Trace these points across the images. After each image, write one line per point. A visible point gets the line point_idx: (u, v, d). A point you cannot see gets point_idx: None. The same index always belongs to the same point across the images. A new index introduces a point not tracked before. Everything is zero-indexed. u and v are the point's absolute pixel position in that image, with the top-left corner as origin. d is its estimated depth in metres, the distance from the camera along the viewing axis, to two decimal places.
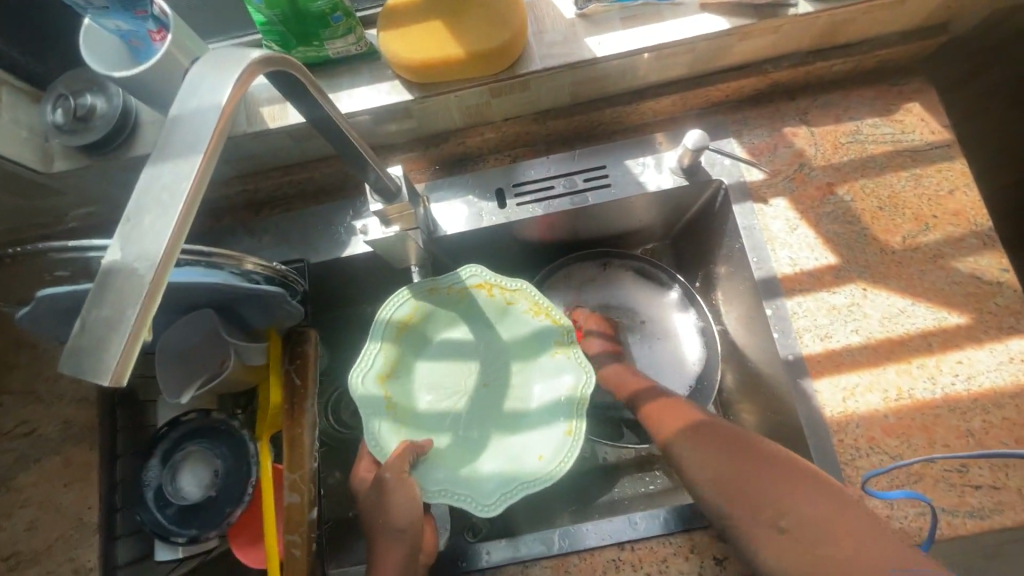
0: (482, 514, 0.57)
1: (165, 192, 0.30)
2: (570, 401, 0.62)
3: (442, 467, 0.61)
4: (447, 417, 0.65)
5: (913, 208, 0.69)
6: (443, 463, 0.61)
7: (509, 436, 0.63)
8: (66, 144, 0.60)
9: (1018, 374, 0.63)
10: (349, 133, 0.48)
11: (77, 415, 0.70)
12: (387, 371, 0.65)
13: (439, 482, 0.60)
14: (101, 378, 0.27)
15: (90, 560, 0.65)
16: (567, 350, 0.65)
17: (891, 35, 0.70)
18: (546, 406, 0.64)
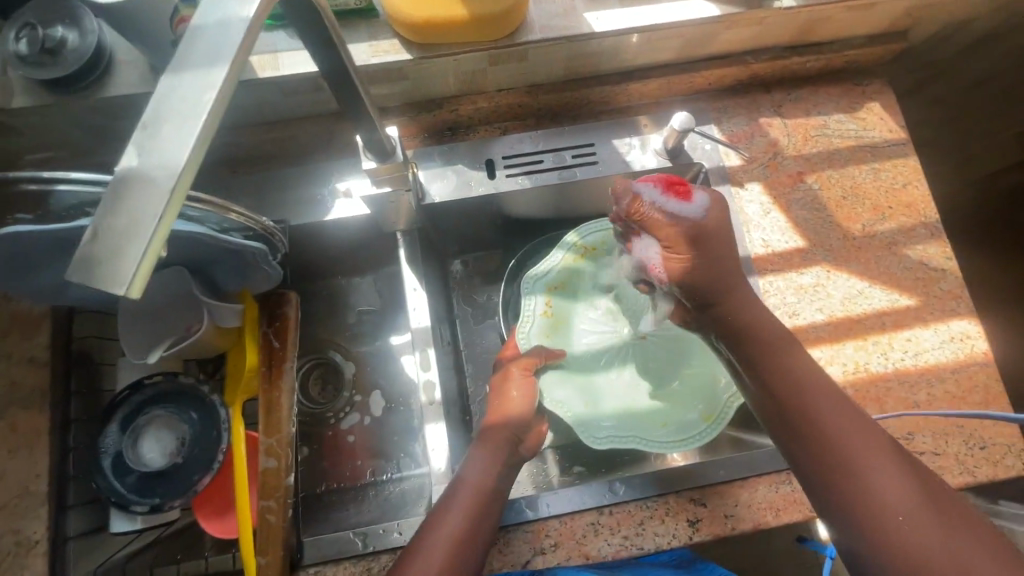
0: (592, 443, 0.64)
1: (187, 102, 0.29)
2: (724, 389, 0.66)
3: (573, 389, 0.69)
4: (600, 345, 0.74)
5: (872, 198, 0.75)
6: (578, 384, 0.70)
7: (647, 389, 0.70)
8: (31, 76, 0.55)
9: (958, 352, 0.69)
10: (357, 81, 0.47)
11: (27, 376, 0.63)
12: (564, 287, 0.75)
13: (563, 397, 0.68)
14: (117, 288, 0.26)
15: (36, 532, 0.60)
16: None
17: (859, 38, 0.75)
18: (691, 380, 0.69)
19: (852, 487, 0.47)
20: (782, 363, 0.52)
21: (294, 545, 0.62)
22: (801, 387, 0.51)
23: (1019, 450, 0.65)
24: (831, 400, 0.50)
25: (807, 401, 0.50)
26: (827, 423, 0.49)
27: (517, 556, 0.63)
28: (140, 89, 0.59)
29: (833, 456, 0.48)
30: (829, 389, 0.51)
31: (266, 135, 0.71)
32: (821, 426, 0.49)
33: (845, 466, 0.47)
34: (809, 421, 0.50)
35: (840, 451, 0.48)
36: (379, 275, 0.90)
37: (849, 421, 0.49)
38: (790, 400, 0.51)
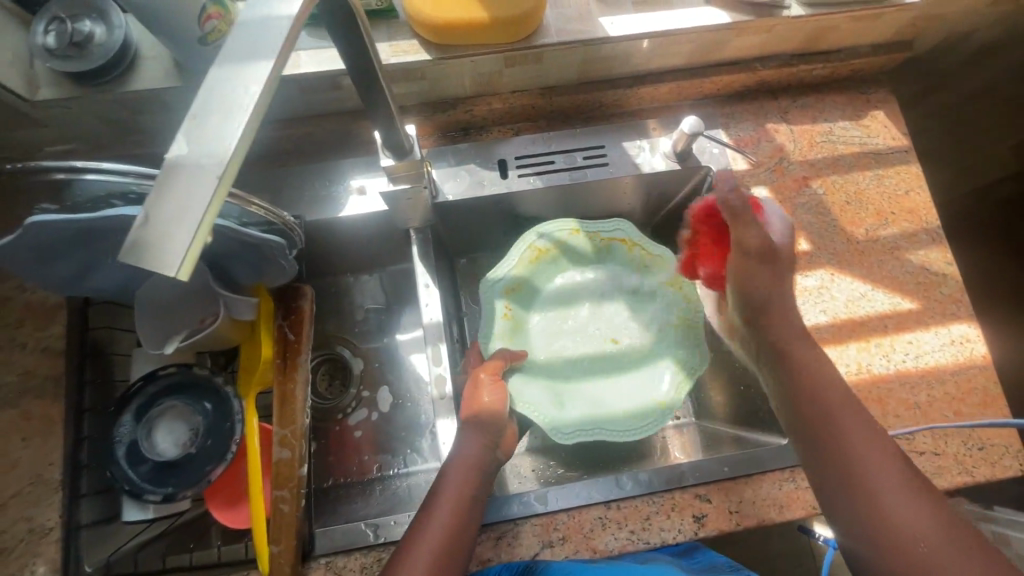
0: (559, 439, 0.65)
1: (235, 95, 0.30)
2: (674, 371, 0.71)
3: (535, 388, 0.69)
4: (554, 349, 0.75)
5: (875, 204, 0.76)
6: (541, 386, 0.70)
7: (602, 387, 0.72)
8: (58, 68, 0.56)
9: (958, 355, 0.70)
10: (382, 80, 0.48)
11: (38, 364, 0.65)
12: (521, 291, 0.76)
13: (529, 398, 0.68)
14: (168, 270, 0.27)
15: (49, 519, 0.60)
16: (686, 327, 0.74)
17: (863, 47, 0.77)
18: (645, 372, 0.72)
19: (873, 504, 0.46)
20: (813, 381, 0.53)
21: (306, 535, 0.63)
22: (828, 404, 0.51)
23: (1016, 450, 0.67)
24: (858, 417, 0.50)
25: (832, 417, 0.51)
26: (850, 440, 0.49)
27: (525, 549, 0.64)
28: (163, 83, 0.60)
29: (856, 473, 0.47)
30: (855, 406, 0.51)
31: (285, 131, 0.73)
32: (845, 443, 0.49)
33: (866, 483, 0.47)
34: (832, 437, 0.50)
35: (862, 470, 0.48)
36: (387, 273, 0.91)
37: (873, 440, 0.49)
38: (819, 416, 0.51)
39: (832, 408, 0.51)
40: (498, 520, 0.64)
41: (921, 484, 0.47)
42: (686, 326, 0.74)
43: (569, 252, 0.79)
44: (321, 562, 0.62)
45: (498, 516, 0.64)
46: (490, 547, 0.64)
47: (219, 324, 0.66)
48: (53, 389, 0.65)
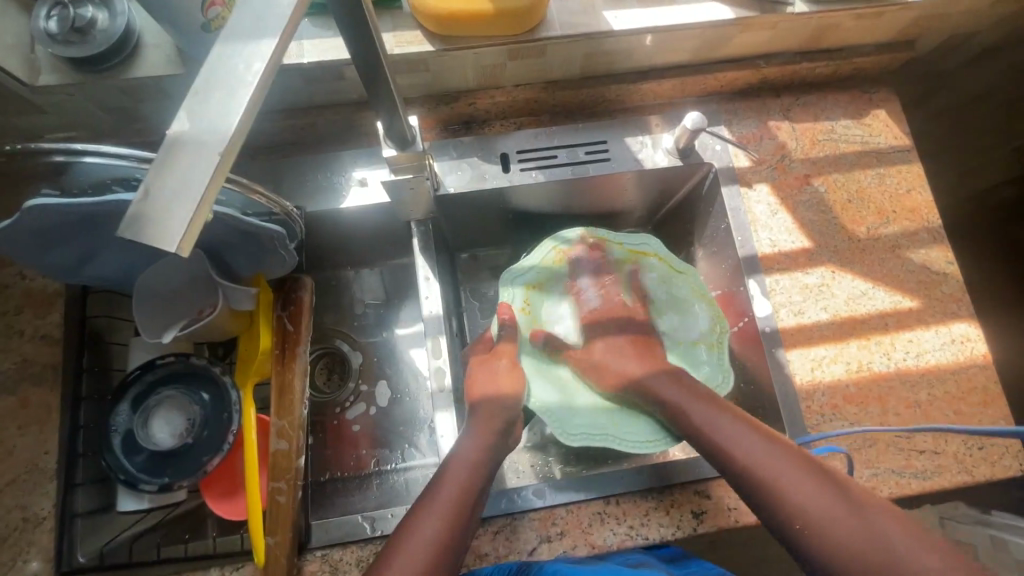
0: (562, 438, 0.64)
1: (238, 72, 0.30)
2: None
3: (547, 384, 0.69)
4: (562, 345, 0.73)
5: (876, 202, 0.76)
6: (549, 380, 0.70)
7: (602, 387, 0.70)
8: (60, 54, 0.57)
9: (958, 354, 0.70)
10: (386, 69, 0.48)
11: (37, 353, 0.66)
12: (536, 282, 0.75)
13: (539, 391, 0.68)
14: (167, 246, 0.27)
15: (43, 508, 0.61)
16: (713, 348, 0.71)
17: (866, 46, 0.78)
18: None
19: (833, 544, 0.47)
20: (739, 445, 0.54)
21: (302, 528, 0.62)
22: (755, 456, 0.53)
23: (1015, 451, 0.66)
24: (789, 459, 0.52)
25: (765, 469, 0.52)
26: (791, 485, 0.50)
27: (523, 543, 0.63)
28: (165, 70, 0.60)
29: (807, 523, 0.48)
30: (779, 448, 0.53)
31: (288, 121, 0.73)
32: (788, 493, 0.50)
33: (818, 526, 0.48)
34: (774, 487, 0.51)
35: (812, 517, 0.48)
36: (387, 267, 0.90)
37: (808, 476, 0.51)
38: (755, 479, 0.52)
39: (761, 462, 0.52)
40: (494, 514, 0.64)
41: (872, 506, 0.48)
42: (712, 346, 0.71)
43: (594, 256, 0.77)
44: (317, 554, 0.62)
45: (495, 510, 0.64)
46: (487, 541, 0.63)
47: (218, 314, 0.66)
48: (51, 377, 0.66)
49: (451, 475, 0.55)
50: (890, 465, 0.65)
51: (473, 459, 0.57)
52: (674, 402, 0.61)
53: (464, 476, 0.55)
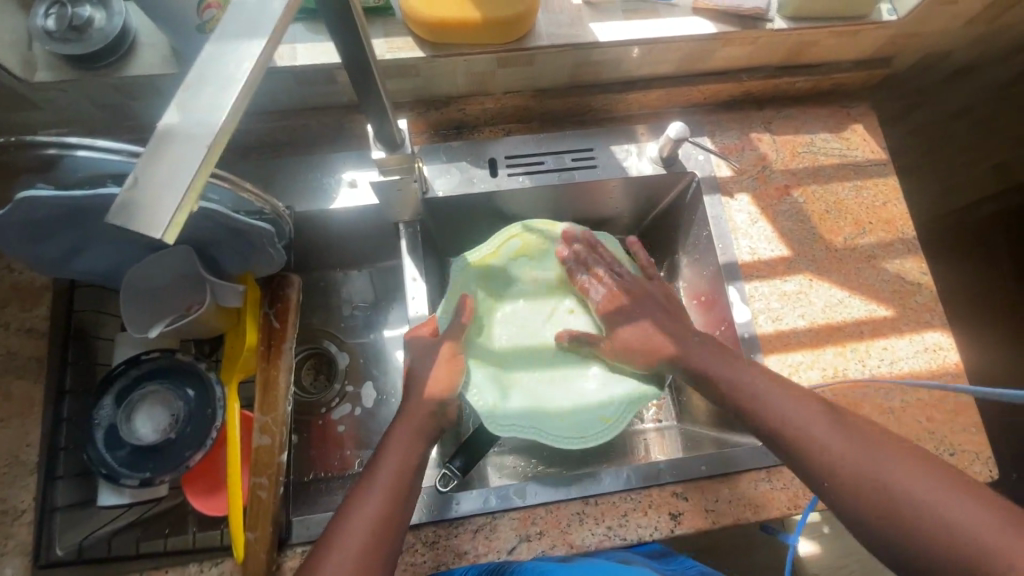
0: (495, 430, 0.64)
1: (227, 69, 0.31)
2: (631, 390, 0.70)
3: (486, 378, 0.69)
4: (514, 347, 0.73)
5: (853, 213, 0.78)
6: (488, 374, 0.69)
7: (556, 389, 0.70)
8: (57, 50, 0.58)
9: (931, 362, 0.72)
10: (377, 74, 0.49)
11: (22, 345, 0.66)
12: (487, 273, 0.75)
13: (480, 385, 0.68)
14: (153, 231, 0.28)
15: (23, 502, 0.61)
16: None
17: (843, 63, 0.81)
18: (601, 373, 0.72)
19: (841, 473, 0.51)
20: (745, 386, 0.60)
21: (282, 524, 0.62)
22: (778, 409, 0.56)
23: (985, 457, 0.68)
24: (795, 398, 0.57)
25: (768, 407, 0.57)
26: (798, 419, 0.55)
27: (502, 543, 0.64)
28: (159, 69, 0.61)
29: (841, 476, 0.51)
30: (784, 387, 0.58)
31: (280, 123, 0.74)
32: (795, 428, 0.55)
33: (850, 479, 0.50)
34: (780, 422, 0.56)
35: (844, 462, 0.51)
36: (375, 269, 0.91)
37: (812, 409, 0.56)
38: (763, 417, 0.57)
39: (768, 399, 0.58)
40: (474, 512, 0.64)
41: (907, 453, 0.51)
42: None
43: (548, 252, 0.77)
44: (297, 550, 0.62)
45: (474, 509, 0.65)
46: (466, 540, 0.64)
47: (205, 310, 0.67)
48: (35, 370, 0.66)
49: (366, 497, 0.53)
50: None
51: (395, 476, 0.54)
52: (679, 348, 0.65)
53: (380, 500, 0.52)
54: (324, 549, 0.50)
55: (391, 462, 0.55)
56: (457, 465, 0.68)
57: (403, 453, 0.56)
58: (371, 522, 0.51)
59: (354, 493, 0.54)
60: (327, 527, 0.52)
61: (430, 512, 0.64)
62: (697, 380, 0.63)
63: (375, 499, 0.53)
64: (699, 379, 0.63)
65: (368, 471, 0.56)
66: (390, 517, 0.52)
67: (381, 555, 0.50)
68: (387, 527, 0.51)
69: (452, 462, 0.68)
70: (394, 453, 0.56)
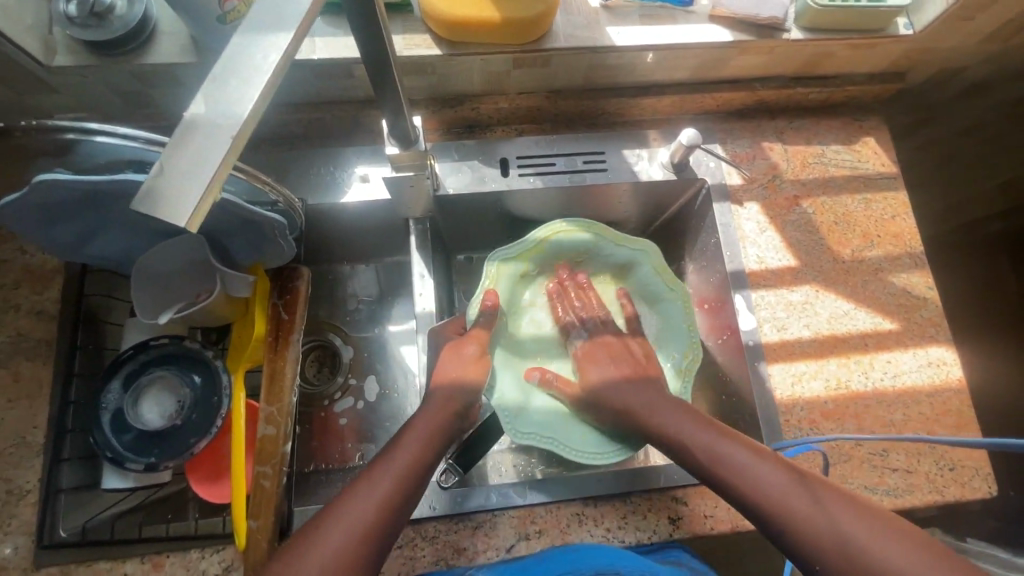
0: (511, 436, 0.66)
1: (256, 63, 0.32)
2: None
3: (512, 380, 0.70)
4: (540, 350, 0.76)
5: (862, 226, 0.79)
6: (511, 376, 0.71)
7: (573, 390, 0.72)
8: (78, 35, 0.58)
9: (934, 377, 0.72)
10: (396, 71, 0.49)
11: (33, 328, 0.68)
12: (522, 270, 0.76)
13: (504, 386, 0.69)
14: (177, 220, 0.28)
15: (28, 482, 0.62)
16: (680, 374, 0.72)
17: (857, 75, 0.81)
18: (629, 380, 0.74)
19: (808, 539, 0.50)
20: (699, 437, 0.58)
21: (285, 513, 0.63)
22: (739, 466, 0.55)
23: (985, 473, 0.68)
24: (753, 458, 0.55)
25: (732, 463, 0.55)
26: (757, 480, 0.54)
27: (502, 540, 0.64)
28: (177, 58, 0.61)
29: (817, 539, 0.50)
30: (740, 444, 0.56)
31: (294, 115, 0.75)
32: (777, 501, 0.52)
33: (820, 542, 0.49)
34: (743, 485, 0.54)
35: (810, 524, 0.50)
36: (382, 264, 0.92)
37: (771, 469, 0.54)
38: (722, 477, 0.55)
39: (725, 458, 0.56)
40: (474, 509, 0.65)
41: (869, 511, 0.50)
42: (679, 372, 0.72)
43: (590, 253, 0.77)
44: None
45: (474, 506, 0.65)
46: (465, 536, 0.64)
47: (214, 298, 0.67)
48: (44, 353, 0.67)
49: (379, 479, 0.53)
50: (863, 482, 0.67)
51: (412, 463, 0.55)
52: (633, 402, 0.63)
53: (389, 483, 0.53)
54: (325, 521, 0.50)
55: (409, 448, 0.56)
56: (459, 462, 0.69)
57: (423, 441, 0.57)
58: (377, 503, 0.51)
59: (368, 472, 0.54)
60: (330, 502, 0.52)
61: (431, 507, 0.65)
62: (673, 445, 0.59)
63: (385, 480, 0.53)
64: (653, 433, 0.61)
65: (385, 453, 0.56)
66: (396, 502, 0.52)
67: (377, 538, 0.50)
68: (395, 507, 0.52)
69: (454, 458, 0.69)
70: (413, 438, 0.57)
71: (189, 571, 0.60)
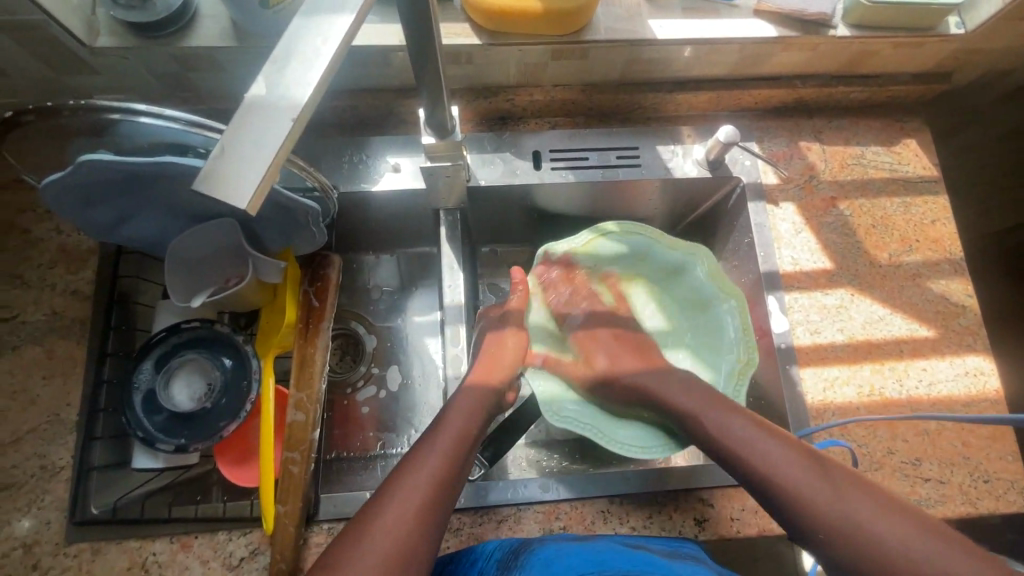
0: (551, 418, 0.63)
1: (314, 45, 0.31)
2: None
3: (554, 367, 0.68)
4: None
5: (900, 229, 0.77)
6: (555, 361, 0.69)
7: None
8: (122, 17, 0.59)
9: (971, 386, 0.71)
10: (439, 59, 0.49)
11: (68, 307, 0.68)
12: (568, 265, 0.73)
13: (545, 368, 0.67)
14: (237, 203, 0.28)
15: (62, 458, 0.64)
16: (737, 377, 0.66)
17: (901, 75, 0.79)
18: None
19: (856, 542, 0.47)
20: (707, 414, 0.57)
21: (311, 499, 0.63)
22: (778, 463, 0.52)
23: (1021, 487, 0.67)
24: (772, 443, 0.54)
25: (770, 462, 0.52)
26: (786, 473, 0.51)
27: (526, 534, 0.64)
28: (217, 42, 0.61)
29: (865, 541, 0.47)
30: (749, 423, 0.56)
31: (328, 102, 0.75)
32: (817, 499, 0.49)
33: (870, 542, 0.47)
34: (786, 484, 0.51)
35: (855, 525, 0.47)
36: (408, 254, 0.91)
37: (790, 453, 0.53)
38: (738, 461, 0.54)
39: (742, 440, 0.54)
40: (499, 503, 0.65)
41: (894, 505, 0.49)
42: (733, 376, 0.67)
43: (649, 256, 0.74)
44: (323, 527, 0.63)
45: (498, 499, 0.65)
46: (489, 528, 0.64)
47: (246, 284, 0.67)
48: (78, 332, 0.68)
49: (424, 461, 0.53)
50: (895, 491, 0.66)
51: (450, 443, 0.55)
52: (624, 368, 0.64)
53: (436, 466, 0.53)
54: (379, 503, 0.50)
55: (449, 429, 0.56)
56: (485, 455, 0.68)
57: (462, 423, 0.57)
58: (426, 483, 0.51)
59: (412, 455, 0.54)
60: (380, 486, 0.52)
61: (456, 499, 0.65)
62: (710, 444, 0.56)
63: (432, 458, 0.53)
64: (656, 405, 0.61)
65: (426, 435, 0.56)
66: (444, 484, 0.52)
67: (434, 513, 0.50)
68: (447, 482, 0.52)
69: (481, 452, 0.69)
70: (451, 420, 0.57)
71: (216, 553, 0.61)
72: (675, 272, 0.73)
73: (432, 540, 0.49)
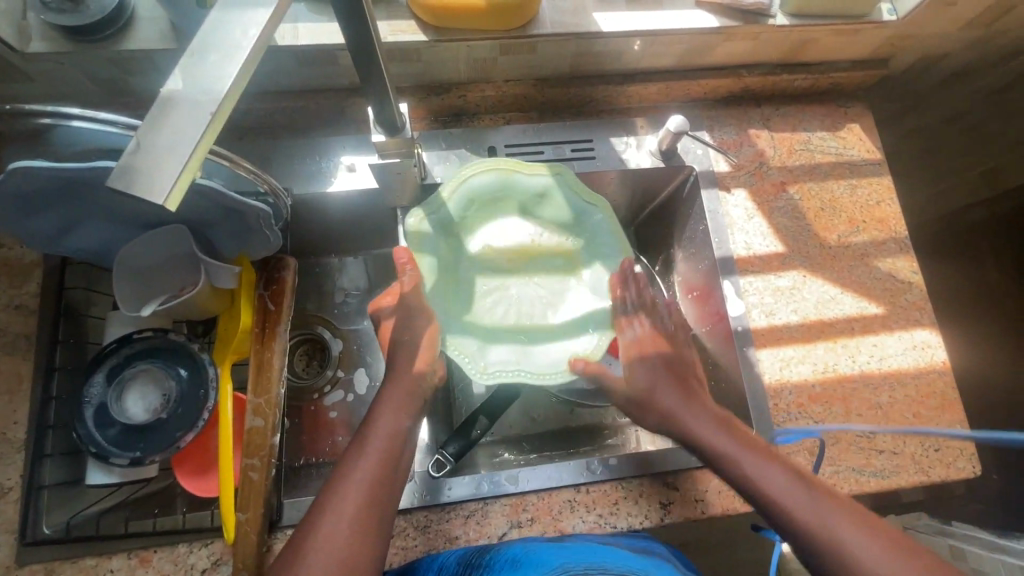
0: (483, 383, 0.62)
1: (235, 41, 0.31)
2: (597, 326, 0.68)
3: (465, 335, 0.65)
4: (489, 299, 0.70)
5: (848, 211, 0.79)
6: (469, 333, 0.66)
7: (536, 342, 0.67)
8: (51, 21, 0.57)
9: (919, 359, 0.73)
10: (380, 54, 0.48)
11: (11, 322, 0.66)
12: (448, 224, 0.68)
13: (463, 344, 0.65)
14: (155, 198, 0.27)
15: (10, 479, 0.61)
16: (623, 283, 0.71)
17: (840, 62, 0.82)
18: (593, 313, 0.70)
19: (832, 550, 0.51)
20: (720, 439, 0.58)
21: (274, 506, 0.63)
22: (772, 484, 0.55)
23: (969, 453, 0.69)
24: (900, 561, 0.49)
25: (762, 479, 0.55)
26: (774, 489, 0.54)
27: (493, 528, 0.64)
28: (156, 45, 0.60)
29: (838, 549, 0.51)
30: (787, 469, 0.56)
31: (278, 104, 0.74)
32: (802, 516, 0.53)
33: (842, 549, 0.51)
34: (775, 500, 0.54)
35: (833, 533, 0.51)
36: (371, 255, 0.91)
37: (786, 474, 0.55)
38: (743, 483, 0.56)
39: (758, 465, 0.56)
40: (465, 497, 0.65)
41: (860, 514, 0.53)
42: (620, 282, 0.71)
43: (512, 187, 0.71)
44: (287, 533, 0.62)
45: (464, 494, 0.65)
46: (456, 524, 0.64)
47: (199, 290, 0.66)
48: (23, 348, 0.66)
49: (356, 462, 0.53)
50: (851, 464, 0.68)
51: (388, 443, 0.55)
52: (714, 443, 0.58)
53: (373, 464, 0.53)
54: (317, 511, 0.50)
55: (381, 428, 0.56)
56: (451, 451, 0.68)
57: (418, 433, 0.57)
58: (363, 484, 0.52)
59: (349, 452, 0.55)
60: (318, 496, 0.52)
61: (421, 497, 0.64)
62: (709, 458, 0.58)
63: (369, 457, 0.54)
64: (752, 495, 0.56)
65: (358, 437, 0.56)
66: (381, 480, 0.53)
67: (370, 521, 0.50)
68: (387, 472, 0.54)
69: (445, 448, 0.68)
70: (385, 413, 0.57)
71: (177, 566, 0.59)
72: (539, 199, 0.71)
73: (379, 542, 0.50)
